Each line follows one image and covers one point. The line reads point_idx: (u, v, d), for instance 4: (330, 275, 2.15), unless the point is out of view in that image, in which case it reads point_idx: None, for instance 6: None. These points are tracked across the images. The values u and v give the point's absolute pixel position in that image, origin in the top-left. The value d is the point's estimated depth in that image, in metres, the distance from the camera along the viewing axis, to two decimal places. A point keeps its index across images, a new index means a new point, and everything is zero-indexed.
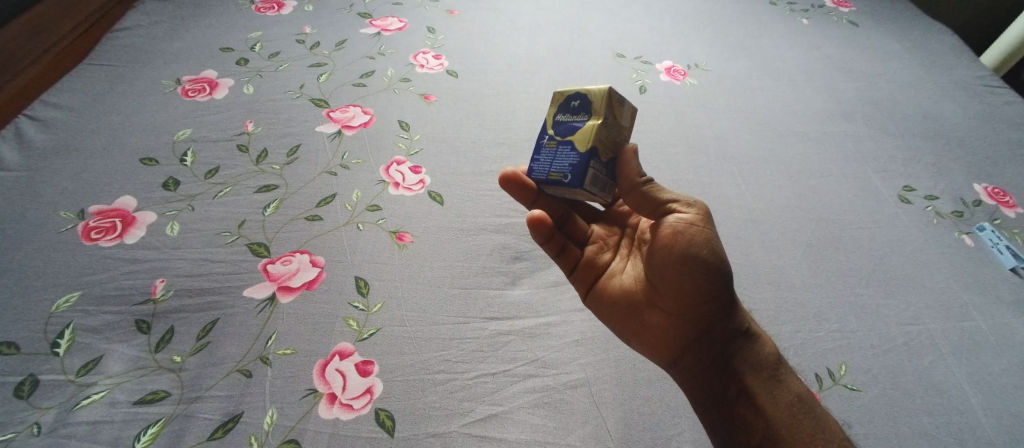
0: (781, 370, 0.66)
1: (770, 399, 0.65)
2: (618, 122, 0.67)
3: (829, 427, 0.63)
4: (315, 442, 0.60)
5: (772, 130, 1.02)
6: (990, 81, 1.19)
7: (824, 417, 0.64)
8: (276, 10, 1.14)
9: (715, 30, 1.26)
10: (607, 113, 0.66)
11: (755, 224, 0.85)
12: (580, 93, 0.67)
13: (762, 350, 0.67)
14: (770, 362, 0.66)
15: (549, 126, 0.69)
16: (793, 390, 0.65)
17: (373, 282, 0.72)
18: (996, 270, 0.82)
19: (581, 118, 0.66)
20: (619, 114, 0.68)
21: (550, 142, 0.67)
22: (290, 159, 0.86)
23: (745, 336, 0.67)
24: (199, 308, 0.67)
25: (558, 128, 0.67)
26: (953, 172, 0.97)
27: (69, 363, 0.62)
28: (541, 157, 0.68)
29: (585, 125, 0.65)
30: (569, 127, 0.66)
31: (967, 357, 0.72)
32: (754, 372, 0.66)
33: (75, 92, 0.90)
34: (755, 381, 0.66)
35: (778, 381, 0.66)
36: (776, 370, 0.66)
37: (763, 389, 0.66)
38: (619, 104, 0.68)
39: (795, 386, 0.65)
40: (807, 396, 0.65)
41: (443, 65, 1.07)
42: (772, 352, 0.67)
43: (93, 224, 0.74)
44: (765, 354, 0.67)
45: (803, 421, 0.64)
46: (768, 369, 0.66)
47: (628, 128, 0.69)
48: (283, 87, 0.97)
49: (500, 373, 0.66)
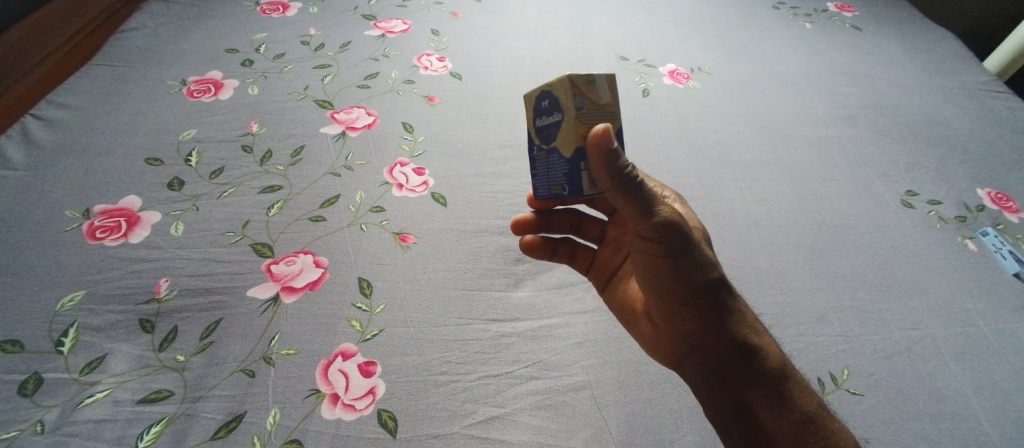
0: (786, 384, 0.63)
1: (773, 414, 0.62)
2: (595, 104, 0.60)
3: (840, 442, 0.61)
4: (317, 442, 0.60)
5: (775, 135, 1.02)
6: (994, 86, 1.19)
7: (835, 431, 0.61)
8: (281, 12, 1.15)
9: (718, 34, 1.27)
10: (578, 104, 0.60)
11: (758, 228, 0.85)
12: (546, 91, 0.62)
13: (766, 362, 0.64)
14: (774, 376, 0.63)
15: (530, 134, 0.66)
16: (797, 408, 0.62)
17: (376, 283, 0.72)
18: (999, 275, 0.82)
19: (557, 118, 0.61)
20: (593, 93, 0.60)
21: (539, 151, 0.65)
22: (294, 160, 0.86)
23: (742, 349, 0.64)
24: (203, 308, 0.68)
25: (538, 136, 0.64)
26: (956, 176, 0.97)
27: (73, 361, 0.62)
28: (537, 170, 0.66)
29: (562, 125, 0.61)
30: (549, 134, 0.63)
31: (970, 362, 0.72)
32: (756, 387, 0.63)
33: (82, 92, 0.90)
34: (756, 396, 0.63)
35: (782, 398, 0.63)
36: (781, 384, 0.63)
37: (766, 404, 0.63)
38: (589, 83, 0.60)
39: (800, 398, 0.63)
40: (817, 415, 0.62)
41: (447, 67, 1.07)
42: (778, 363, 0.64)
43: (98, 224, 0.74)
44: (767, 370, 0.64)
45: (811, 439, 0.61)
46: (770, 385, 0.63)
47: (611, 101, 0.61)
48: (288, 88, 0.98)
49: (503, 375, 0.66)
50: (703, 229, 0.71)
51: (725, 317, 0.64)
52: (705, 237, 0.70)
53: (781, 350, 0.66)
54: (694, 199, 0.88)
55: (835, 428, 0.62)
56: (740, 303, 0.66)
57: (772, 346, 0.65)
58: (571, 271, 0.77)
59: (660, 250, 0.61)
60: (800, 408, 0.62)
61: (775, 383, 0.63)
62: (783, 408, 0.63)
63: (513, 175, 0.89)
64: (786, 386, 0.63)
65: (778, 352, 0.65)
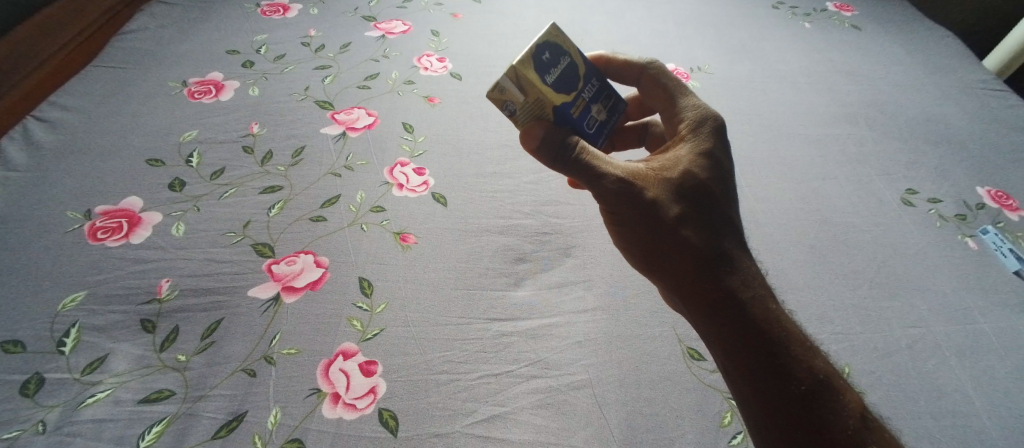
0: (775, 354, 0.58)
1: (754, 384, 0.58)
2: (521, 105, 0.61)
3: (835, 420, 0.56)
4: (319, 441, 0.60)
5: (775, 134, 1.02)
6: (994, 85, 1.19)
7: (831, 407, 0.57)
8: (281, 13, 1.15)
9: (718, 34, 1.27)
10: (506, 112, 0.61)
11: (759, 226, 0.86)
12: None
13: (758, 327, 0.59)
14: (756, 344, 0.58)
15: None
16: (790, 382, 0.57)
17: (377, 283, 0.73)
18: (1000, 273, 0.82)
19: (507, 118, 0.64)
20: (514, 95, 0.60)
21: None
22: (294, 160, 0.86)
23: (726, 310, 0.59)
24: (204, 308, 0.68)
25: None
26: (956, 175, 0.97)
27: (75, 362, 0.62)
28: None
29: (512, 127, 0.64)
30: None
31: (971, 361, 0.72)
32: (737, 354, 0.59)
33: (84, 94, 0.91)
34: (743, 361, 0.59)
35: (775, 367, 0.58)
36: (767, 353, 0.58)
37: (744, 373, 0.59)
38: (501, 93, 0.59)
39: (791, 371, 0.58)
40: (813, 388, 0.57)
41: (447, 68, 1.08)
42: (768, 331, 0.59)
43: (99, 224, 0.74)
44: (759, 335, 0.58)
45: (803, 410, 0.56)
46: (759, 351, 0.58)
47: (528, 93, 0.60)
48: (289, 89, 0.98)
49: (503, 374, 0.66)
50: (705, 175, 0.64)
51: (694, 279, 0.61)
52: (701, 179, 0.64)
53: (780, 316, 0.60)
54: None
55: (830, 407, 0.57)
56: (723, 264, 0.61)
57: (770, 310, 0.60)
58: (571, 270, 0.77)
59: (614, 214, 0.64)
60: (786, 382, 0.57)
61: (759, 353, 0.58)
62: (764, 379, 0.58)
63: (512, 174, 0.89)
64: (774, 357, 0.58)
65: (770, 319, 0.59)
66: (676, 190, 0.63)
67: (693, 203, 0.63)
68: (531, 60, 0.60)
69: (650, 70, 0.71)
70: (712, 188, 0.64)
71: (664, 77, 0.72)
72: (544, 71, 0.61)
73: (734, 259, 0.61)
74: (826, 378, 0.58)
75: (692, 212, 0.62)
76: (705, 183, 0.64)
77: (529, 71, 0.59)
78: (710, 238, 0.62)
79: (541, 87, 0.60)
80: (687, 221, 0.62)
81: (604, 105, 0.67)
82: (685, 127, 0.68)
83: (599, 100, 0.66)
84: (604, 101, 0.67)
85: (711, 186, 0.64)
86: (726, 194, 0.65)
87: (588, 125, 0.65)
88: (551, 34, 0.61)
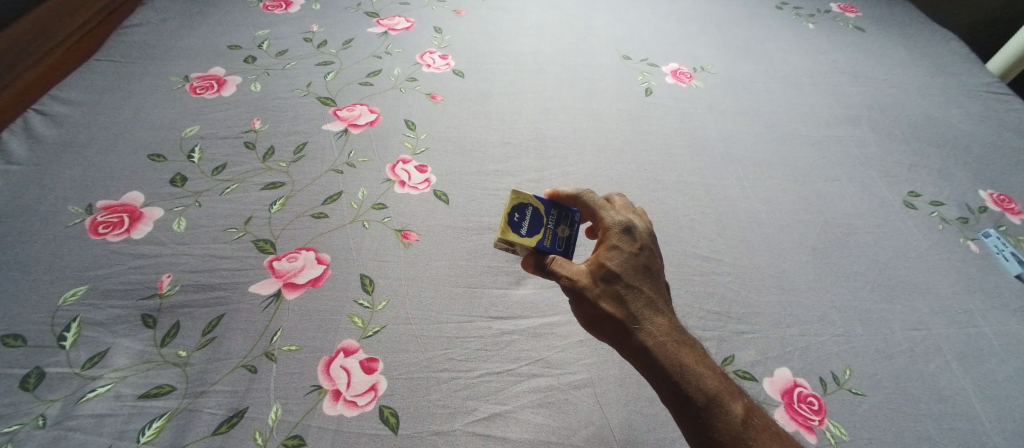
0: (683, 390, 0.59)
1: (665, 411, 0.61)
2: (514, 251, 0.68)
3: (732, 433, 0.58)
4: (320, 438, 0.60)
5: (778, 134, 1.02)
6: (997, 88, 1.19)
7: (728, 423, 0.58)
8: (284, 8, 1.15)
9: (722, 34, 1.26)
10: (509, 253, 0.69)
11: (761, 227, 0.86)
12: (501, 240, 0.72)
13: (661, 370, 0.60)
14: (662, 383, 0.60)
15: None
16: (692, 407, 0.59)
17: (378, 280, 0.72)
18: (1001, 277, 0.82)
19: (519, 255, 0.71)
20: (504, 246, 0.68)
21: None
22: (296, 156, 0.86)
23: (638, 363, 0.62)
24: (205, 304, 0.68)
25: None
26: (959, 178, 0.97)
27: (75, 356, 0.62)
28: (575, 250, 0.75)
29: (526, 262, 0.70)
30: None
31: (972, 363, 0.72)
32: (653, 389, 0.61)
33: (85, 88, 0.90)
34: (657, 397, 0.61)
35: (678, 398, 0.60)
36: (670, 386, 0.60)
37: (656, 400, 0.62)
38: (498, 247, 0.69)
39: (698, 401, 0.59)
40: (711, 408, 0.59)
41: (449, 65, 1.07)
42: (671, 367, 0.60)
43: (101, 219, 0.74)
44: (665, 377, 0.60)
45: (705, 429, 0.58)
46: (665, 389, 0.60)
47: (514, 245, 0.67)
48: (290, 85, 0.98)
49: (504, 372, 0.66)
50: (623, 246, 0.65)
51: (614, 337, 0.63)
52: (618, 264, 0.64)
53: (679, 354, 0.61)
54: (695, 197, 0.89)
55: (722, 420, 0.58)
56: (636, 325, 0.62)
57: (671, 354, 0.61)
58: None
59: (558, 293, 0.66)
60: (694, 412, 0.59)
61: (664, 387, 0.60)
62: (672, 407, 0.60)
63: (515, 173, 0.89)
64: (676, 387, 0.60)
65: (678, 362, 0.60)
66: (597, 271, 0.64)
67: (611, 276, 0.64)
68: (508, 221, 0.67)
69: (581, 201, 0.69)
70: (631, 258, 0.65)
71: (593, 197, 0.69)
72: (521, 224, 0.67)
73: (646, 319, 0.62)
74: (718, 396, 0.59)
75: (610, 286, 0.63)
76: (623, 256, 0.65)
77: (511, 229, 0.66)
78: (624, 300, 0.63)
79: (518, 235, 0.66)
80: (607, 291, 0.63)
81: (568, 221, 0.70)
82: (610, 227, 0.66)
83: (562, 222, 0.69)
84: (569, 221, 0.70)
85: (629, 257, 0.65)
86: (649, 261, 0.66)
87: (559, 245, 0.68)
88: (520, 196, 0.68)
